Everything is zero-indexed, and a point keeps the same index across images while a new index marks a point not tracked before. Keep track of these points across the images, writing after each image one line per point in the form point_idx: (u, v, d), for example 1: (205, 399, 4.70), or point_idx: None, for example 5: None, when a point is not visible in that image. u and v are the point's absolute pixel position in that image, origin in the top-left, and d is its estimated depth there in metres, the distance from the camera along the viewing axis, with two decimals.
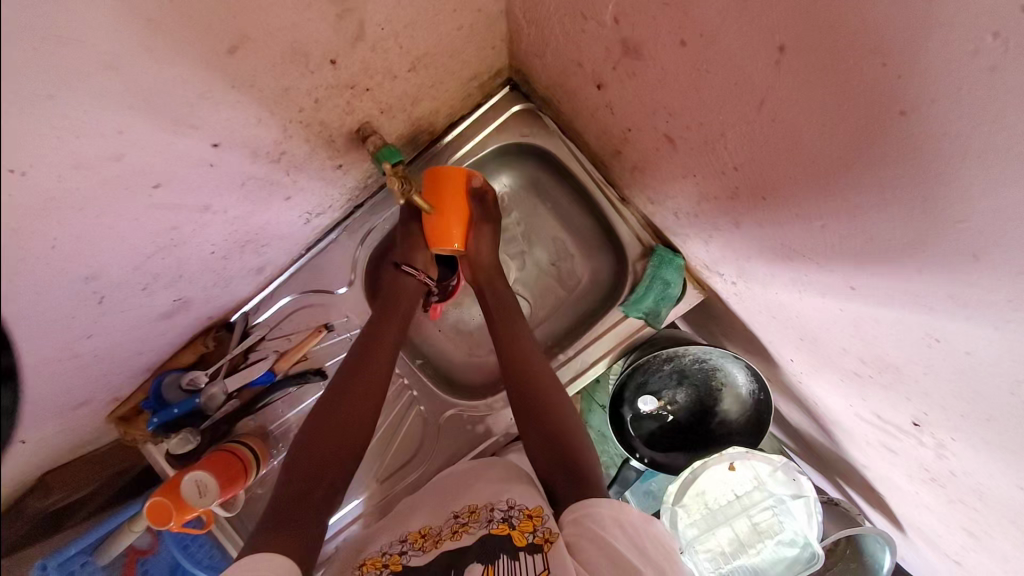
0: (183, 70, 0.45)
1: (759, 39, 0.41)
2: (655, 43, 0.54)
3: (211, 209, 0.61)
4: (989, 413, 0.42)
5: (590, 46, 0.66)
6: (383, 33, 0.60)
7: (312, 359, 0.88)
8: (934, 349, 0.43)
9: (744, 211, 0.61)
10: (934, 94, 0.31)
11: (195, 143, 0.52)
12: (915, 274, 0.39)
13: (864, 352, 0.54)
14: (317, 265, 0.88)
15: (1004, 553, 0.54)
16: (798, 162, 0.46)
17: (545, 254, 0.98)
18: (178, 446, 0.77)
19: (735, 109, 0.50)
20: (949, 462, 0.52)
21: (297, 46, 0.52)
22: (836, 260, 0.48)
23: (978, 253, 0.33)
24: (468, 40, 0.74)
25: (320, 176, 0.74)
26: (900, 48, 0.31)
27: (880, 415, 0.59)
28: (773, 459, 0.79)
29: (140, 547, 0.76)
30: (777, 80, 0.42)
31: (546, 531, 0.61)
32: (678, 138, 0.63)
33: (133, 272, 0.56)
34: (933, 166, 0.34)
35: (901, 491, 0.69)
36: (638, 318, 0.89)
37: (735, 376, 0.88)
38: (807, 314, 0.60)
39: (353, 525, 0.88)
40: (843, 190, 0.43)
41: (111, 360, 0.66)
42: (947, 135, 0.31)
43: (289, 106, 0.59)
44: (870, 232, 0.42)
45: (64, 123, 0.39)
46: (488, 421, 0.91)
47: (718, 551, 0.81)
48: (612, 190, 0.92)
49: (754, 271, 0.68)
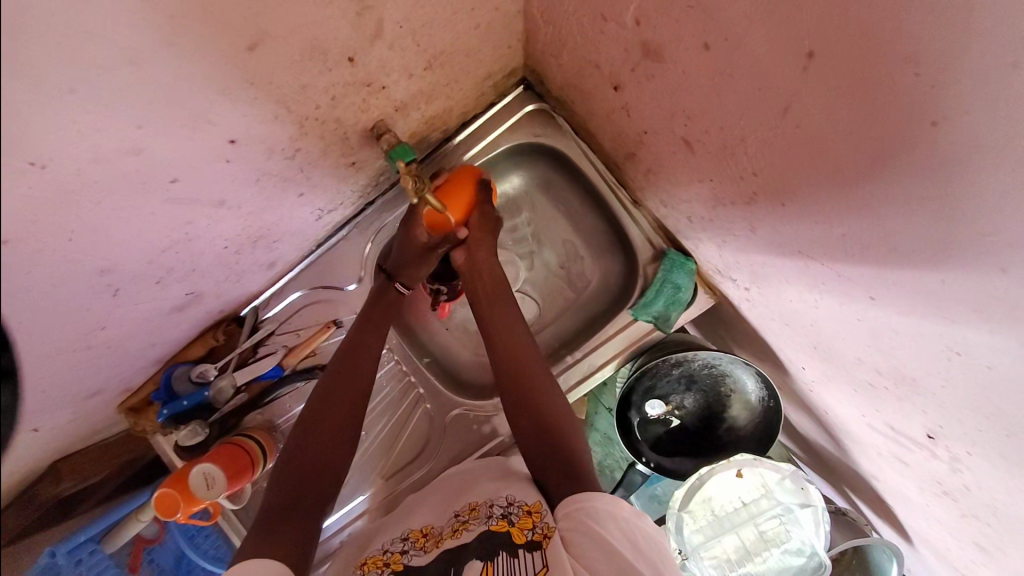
0: (205, 68, 0.44)
1: (786, 44, 0.40)
2: (677, 47, 0.53)
3: (225, 204, 0.60)
4: (1011, 428, 0.40)
5: (609, 48, 0.64)
6: (401, 32, 0.59)
7: (320, 354, 0.87)
8: (955, 361, 0.41)
9: (761, 216, 0.59)
10: (969, 105, 0.30)
11: (213, 139, 0.51)
12: (938, 284, 0.38)
13: (880, 363, 0.53)
14: (328, 261, 0.87)
15: (1017, 571, 0.52)
16: (821, 171, 0.45)
17: (555, 256, 0.97)
18: (187, 438, 0.79)
19: (758, 115, 0.48)
20: (963, 476, 0.51)
21: (316, 43, 0.51)
22: (856, 269, 0.47)
23: (1005, 266, 0.32)
24: (485, 40, 0.73)
25: (333, 173, 0.74)
26: (935, 57, 0.30)
27: (892, 426, 0.58)
28: (781, 469, 0.77)
29: (147, 535, 0.74)
30: (804, 87, 0.41)
31: (545, 527, 0.60)
32: (696, 142, 0.62)
33: (149, 265, 0.55)
34: (963, 180, 0.32)
35: (911, 503, 0.67)
36: (647, 321, 0.88)
37: (743, 383, 0.87)
38: (823, 322, 0.59)
39: (357, 521, 0.87)
40: (864, 201, 0.41)
41: (125, 351, 0.65)
42: (981, 147, 0.30)
43: (307, 103, 0.58)
44: (891, 242, 0.41)
45: (85, 117, 0.38)
46: (494, 421, 0.90)
47: (724, 559, 0.80)
48: (625, 192, 0.90)
49: (768, 276, 0.66)
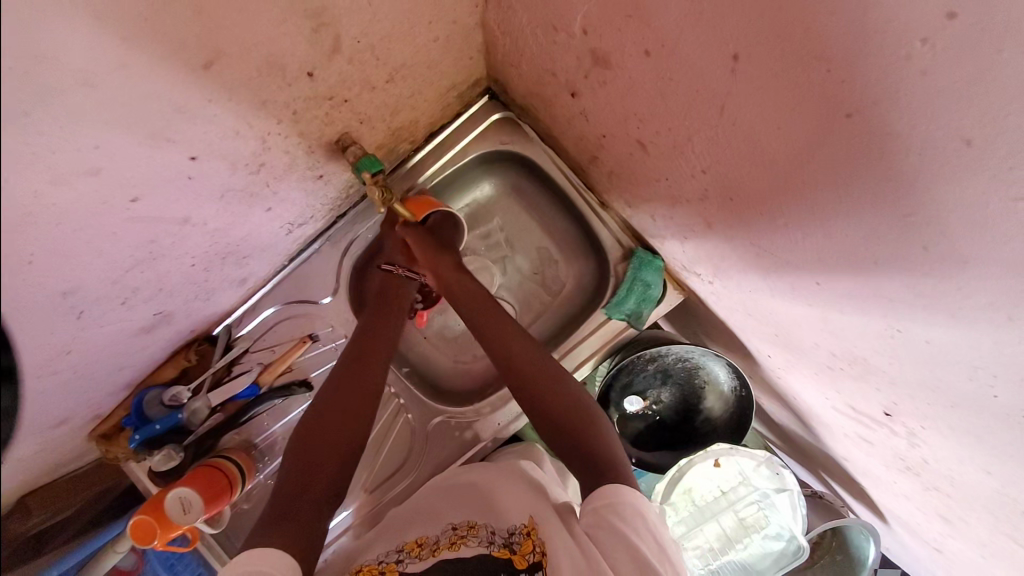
0: (160, 84, 0.47)
1: (714, 48, 0.45)
2: (621, 54, 0.58)
3: (189, 221, 0.63)
4: (953, 400, 0.47)
5: (562, 57, 0.70)
6: (359, 46, 0.63)
7: (296, 370, 0.90)
8: (897, 338, 0.47)
9: (715, 214, 0.65)
10: (878, 96, 0.34)
11: (173, 155, 0.54)
12: (873, 266, 0.44)
13: (835, 346, 0.59)
14: (298, 276, 0.91)
15: (980, 537, 0.59)
16: (761, 163, 0.50)
17: (527, 263, 1.02)
18: (163, 463, 0.80)
19: (698, 114, 0.54)
20: (921, 450, 0.58)
21: (271, 59, 0.55)
22: (803, 258, 0.53)
23: (927, 246, 0.37)
24: (443, 52, 0.77)
25: (301, 186, 0.78)
26: (841, 55, 0.35)
27: (854, 406, 0.64)
28: (757, 455, 0.86)
29: (124, 567, 0.82)
30: (734, 86, 0.46)
31: (543, 546, 0.63)
32: (649, 143, 0.68)
33: (112, 286, 0.58)
34: (883, 167, 0.37)
35: (881, 481, 0.74)
36: (620, 320, 0.93)
37: (715, 373, 0.94)
38: (781, 312, 0.65)
39: (341, 537, 0.90)
40: (802, 188, 0.47)
41: (91, 377, 0.68)
42: (894, 135, 0.34)
43: (268, 117, 0.62)
44: (828, 229, 0.46)
45: (42, 140, 0.40)
46: (475, 427, 0.93)
47: (707, 548, 0.89)
48: (592, 195, 0.96)
49: (726, 270, 0.73)
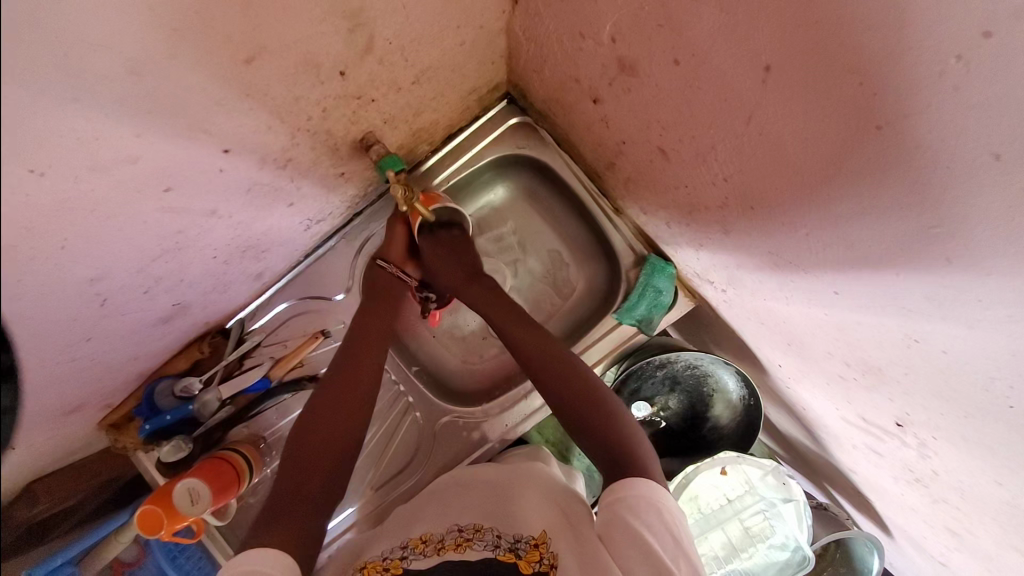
0: (202, 79, 0.50)
1: (748, 60, 0.47)
2: (648, 62, 0.61)
3: (216, 214, 0.66)
4: (967, 410, 0.49)
5: (586, 63, 0.73)
6: (390, 47, 0.66)
7: (307, 365, 0.93)
8: (915, 348, 0.50)
9: (732, 221, 0.69)
10: (907, 110, 0.37)
11: (207, 149, 0.57)
12: (893, 275, 0.46)
13: (849, 355, 0.61)
14: (317, 271, 0.94)
15: (987, 551, 0.62)
16: (787, 174, 0.53)
17: (540, 264, 1.05)
18: (172, 453, 0.84)
19: (726, 124, 0.57)
20: (932, 461, 0.60)
21: (309, 57, 0.58)
22: (824, 266, 0.55)
23: (950, 257, 0.40)
24: (469, 56, 0.80)
25: (323, 183, 0.81)
26: (874, 70, 0.37)
27: (865, 417, 0.67)
28: (764, 465, 0.90)
29: (126, 558, 0.78)
30: (764, 97, 0.48)
31: (551, 557, 0.63)
32: (670, 150, 0.71)
33: (137, 274, 0.60)
34: (909, 177, 0.39)
35: (888, 494, 0.77)
36: (630, 324, 0.96)
37: (724, 382, 0.97)
38: (793, 319, 0.68)
39: (347, 533, 0.93)
40: (827, 201, 0.49)
41: (110, 360, 0.70)
42: (923, 147, 0.37)
43: (299, 115, 0.65)
44: (850, 240, 0.50)
45: (86, 126, 0.43)
46: (482, 428, 0.96)
47: (712, 555, 0.91)
48: (606, 200, 0.99)
49: (743, 278, 0.76)
